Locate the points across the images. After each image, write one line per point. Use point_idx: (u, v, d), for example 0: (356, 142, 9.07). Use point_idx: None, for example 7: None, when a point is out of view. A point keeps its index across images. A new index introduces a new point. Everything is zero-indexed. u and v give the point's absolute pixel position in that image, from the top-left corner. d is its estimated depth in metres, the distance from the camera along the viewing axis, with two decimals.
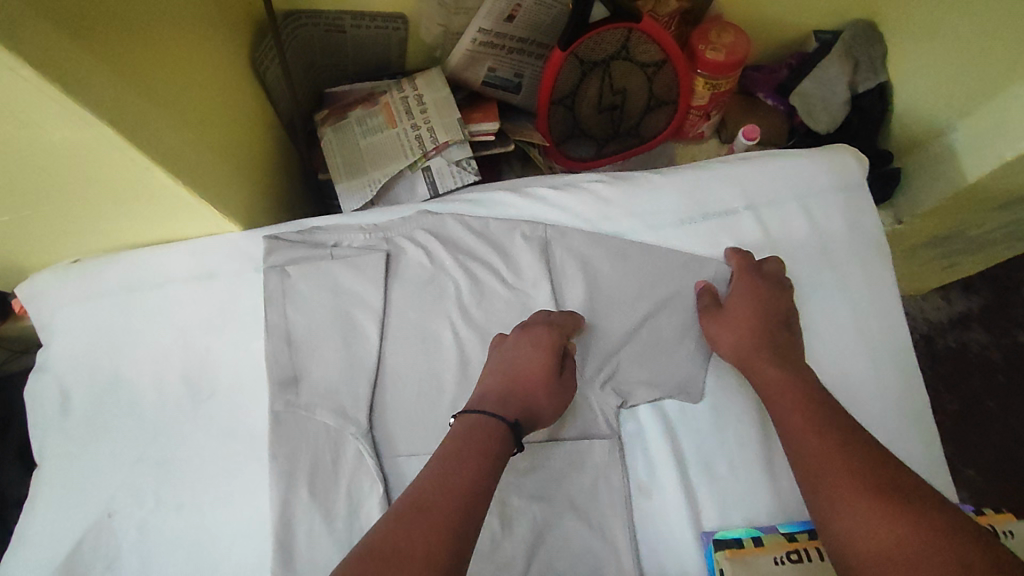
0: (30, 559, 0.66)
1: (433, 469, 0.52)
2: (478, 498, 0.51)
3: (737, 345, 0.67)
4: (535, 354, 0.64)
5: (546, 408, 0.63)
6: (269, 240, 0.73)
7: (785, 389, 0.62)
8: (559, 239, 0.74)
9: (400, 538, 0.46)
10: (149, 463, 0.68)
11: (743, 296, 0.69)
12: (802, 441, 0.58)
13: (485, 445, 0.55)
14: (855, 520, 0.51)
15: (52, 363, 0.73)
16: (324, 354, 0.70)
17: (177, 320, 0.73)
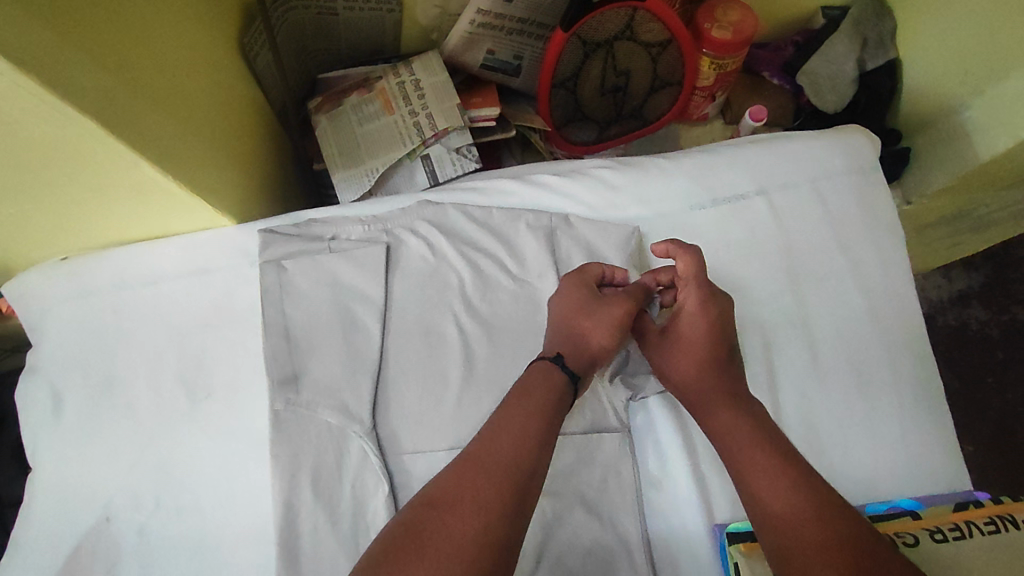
0: (27, 566, 0.64)
1: (490, 422, 0.53)
2: (534, 450, 0.51)
3: (682, 375, 0.63)
4: (572, 291, 0.64)
5: (596, 336, 0.62)
6: (264, 234, 0.71)
7: (744, 431, 0.57)
8: (565, 229, 0.72)
9: (452, 492, 0.47)
10: (146, 466, 0.67)
11: (684, 317, 0.64)
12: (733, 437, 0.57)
13: (535, 383, 0.57)
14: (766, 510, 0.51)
15: (42, 364, 0.70)
16: (324, 351, 0.68)
17: (171, 317, 0.71)
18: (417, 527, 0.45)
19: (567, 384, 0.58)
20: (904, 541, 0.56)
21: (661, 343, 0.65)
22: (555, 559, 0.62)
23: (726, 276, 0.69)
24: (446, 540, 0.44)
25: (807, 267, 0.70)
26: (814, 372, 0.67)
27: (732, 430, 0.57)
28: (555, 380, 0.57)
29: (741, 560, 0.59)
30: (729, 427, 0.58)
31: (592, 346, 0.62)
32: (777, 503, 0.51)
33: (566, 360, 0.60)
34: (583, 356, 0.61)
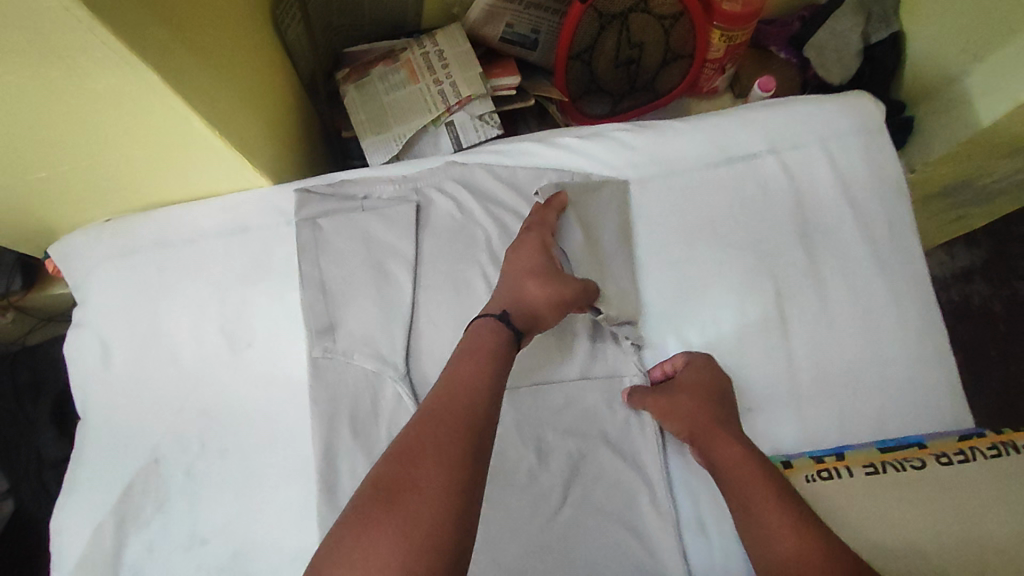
0: (84, 503, 0.69)
1: (442, 381, 0.55)
2: (487, 401, 0.53)
3: (691, 419, 0.63)
4: (523, 250, 0.67)
5: (541, 301, 0.64)
6: (300, 193, 0.74)
7: (755, 476, 0.58)
8: (572, 187, 0.73)
9: (415, 447, 0.49)
10: (191, 411, 0.71)
11: (697, 379, 0.66)
12: (720, 454, 0.61)
13: (481, 333, 0.59)
14: (773, 521, 0.55)
15: (89, 318, 0.74)
16: (358, 303, 0.72)
17: (211, 273, 0.74)
18: (387, 485, 0.47)
19: (510, 334, 0.60)
20: (913, 465, 0.61)
21: (671, 397, 0.65)
22: (581, 493, 0.66)
23: (740, 231, 0.73)
24: (416, 496, 0.46)
25: (817, 222, 0.73)
26: (825, 320, 0.70)
27: (743, 474, 0.59)
28: (501, 336, 0.60)
29: None
30: (740, 468, 0.59)
31: (537, 306, 0.63)
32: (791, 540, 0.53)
33: (512, 317, 0.62)
34: (528, 314, 0.63)
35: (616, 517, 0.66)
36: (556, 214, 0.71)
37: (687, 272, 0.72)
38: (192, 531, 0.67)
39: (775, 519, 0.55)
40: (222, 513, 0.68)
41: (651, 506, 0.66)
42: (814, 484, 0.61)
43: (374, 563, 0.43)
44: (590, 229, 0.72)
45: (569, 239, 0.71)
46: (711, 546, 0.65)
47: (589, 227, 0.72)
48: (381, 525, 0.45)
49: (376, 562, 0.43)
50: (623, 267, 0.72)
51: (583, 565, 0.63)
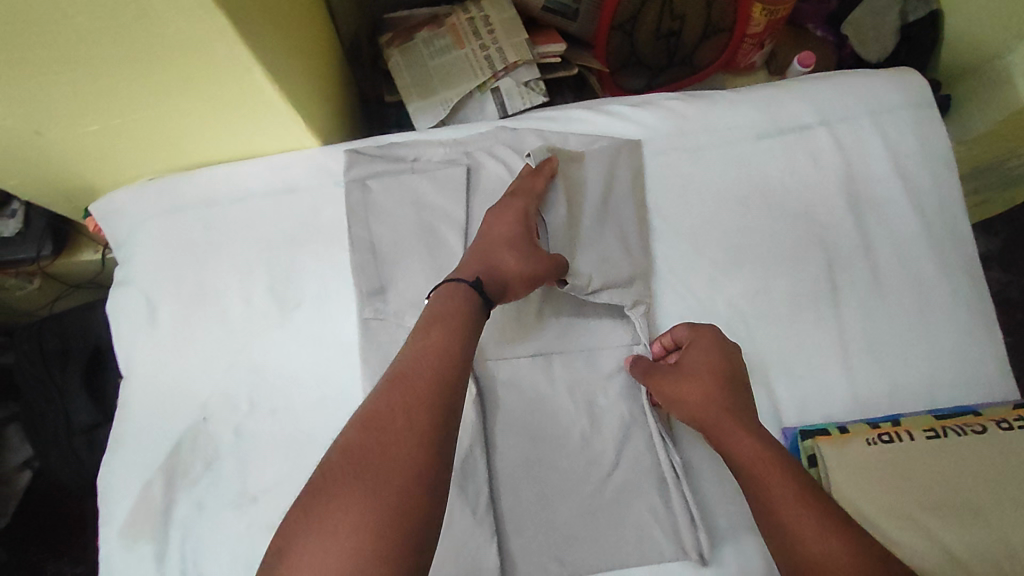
0: (132, 459, 0.69)
1: (413, 349, 0.54)
2: (456, 372, 0.53)
3: (699, 405, 0.61)
4: (501, 220, 0.67)
5: (514, 272, 0.63)
6: (350, 154, 0.74)
7: (763, 462, 0.56)
8: (563, 154, 0.73)
9: (385, 416, 0.48)
10: (240, 370, 0.70)
11: (700, 359, 0.63)
12: (729, 443, 0.59)
13: (454, 298, 0.59)
14: (787, 512, 0.52)
15: (135, 276, 0.74)
16: (408, 265, 0.71)
17: (258, 232, 0.73)
18: (357, 452, 0.46)
19: (482, 301, 0.60)
20: (973, 430, 0.60)
21: (678, 381, 0.63)
22: (631, 458, 0.67)
23: (791, 202, 0.73)
24: (387, 463, 0.46)
25: (869, 194, 0.73)
26: (875, 291, 0.71)
27: (757, 466, 0.56)
28: (472, 303, 0.59)
29: (819, 451, 0.61)
30: (749, 455, 0.57)
31: (509, 276, 0.63)
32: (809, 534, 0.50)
33: (486, 286, 0.61)
34: (500, 281, 0.62)
35: (668, 482, 0.66)
36: (545, 181, 0.70)
37: (738, 242, 0.72)
38: (241, 489, 0.68)
39: (789, 510, 0.52)
40: (272, 472, 0.68)
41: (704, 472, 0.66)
42: (873, 447, 0.60)
43: (345, 530, 0.42)
44: (575, 203, 0.72)
45: (553, 211, 0.71)
46: None
47: (580, 197, 0.72)
48: (350, 492, 0.44)
49: (344, 528, 0.42)
50: (610, 236, 0.71)
51: (633, 528, 0.65)
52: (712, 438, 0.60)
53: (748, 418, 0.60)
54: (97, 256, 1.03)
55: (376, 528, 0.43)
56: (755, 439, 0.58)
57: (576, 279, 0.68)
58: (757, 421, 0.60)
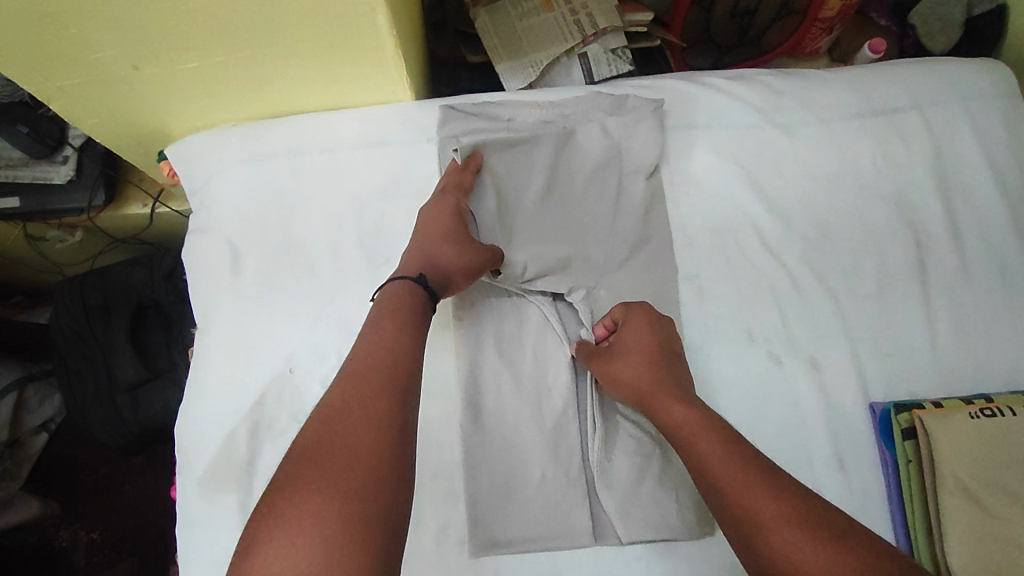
0: (211, 408, 0.67)
1: (362, 344, 0.56)
2: (408, 358, 0.55)
3: (632, 381, 0.62)
4: (442, 210, 0.67)
5: (453, 265, 0.64)
6: (445, 110, 0.73)
7: (702, 431, 0.56)
8: (489, 146, 0.70)
9: (342, 407, 0.50)
10: (328, 322, 0.69)
11: (633, 337, 0.64)
12: (666, 417, 0.59)
13: (394, 293, 0.61)
14: (727, 480, 0.52)
15: (219, 223, 0.72)
16: (505, 225, 0.70)
17: (348, 184, 0.73)
18: (315, 444, 0.48)
19: (426, 295, 0.61)
20: None
21: (613, 360, 0.64)
22: (613, 440, 0.67)
23: (882, 183, 0.74)
24: (346, 447, 0.47)
25: (958, 178, 0.74)
26: (963, 274, 0.71)
27: (694, 437, 0.56)
28: (413, 295, 0.61)
29: (923, 421, 0.62)
30: (687, 426, 0.57)
31: (449, 270, 0.63)
32: (749, 501, 0.50)
33: (429, 281, 0.63)
34: (440, 279, 0.63)
35: (646, 462, 0.65)
36: (472, 177, 0.70)
37: (830, 219, 0.73)
38: None
39: (729, 477, 0.52)
40: None
41: (794, 444, 0.66)
42: (976, 420, 0.61)
43: (309, 512, 0.44)
44: (509, 192, 0.72)
45: (481, 206, 0.70)
46: (850, 482, 0.65)
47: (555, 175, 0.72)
48: (311, 480, 0.46)
49: (309, 511, 0.44)
50: (551, 218, 0.72)
51: (620, 509, 0.64)
52: (649, 414, 0.61)
53: (683, 389, 0.61)
54: (145, 210, 0.99)
55: (342, 509, 0.44)
56: (692, 410, 0.58)
57: (509, 268, 0.67)
58: (695, 394, 0.60)
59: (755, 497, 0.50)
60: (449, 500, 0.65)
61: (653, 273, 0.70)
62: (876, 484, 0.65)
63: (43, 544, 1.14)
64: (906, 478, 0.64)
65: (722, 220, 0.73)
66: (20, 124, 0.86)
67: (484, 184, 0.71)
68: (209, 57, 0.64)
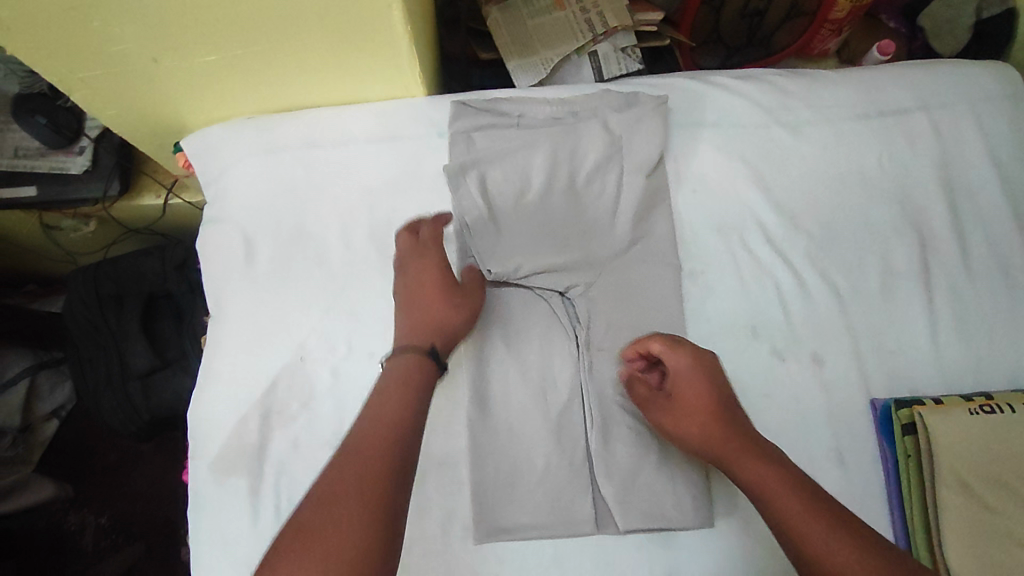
0: (224, 394, 0.69)
1: (383, 415, 0.55)
2: (407, 436, 0.54)
3: (700, 434, 0.60)
4: (436, 271, 0.65)
5: (457, 318, 0.64)
6: (456, 105, 0.74)
7: (780, 485, 0.55)
8: (485, 159, 0.72)
9: (336, 486, 0.49)
10: (338, 313, 0.70)
11: (687, 383, 0.62)
12: (742, 468, 0.57)
13: (410, 375, 0.59)
14: (812, 538, 0.51)
15: (234, 214, 0.74)
16: (512, 220, 0.72)
17: (360, 178, 0.74)
18: (303, 526, 0.47)
19: (436, 368, 0.61)
20: None
21: (675, 410, 0.63)
22: (611, 431, 0.67)
23: (887, 183, 0.74)
24: (336, 534, 0.46)
25: (963, 180, 0.75)
26: (965, 274, 0.72)
27: (773, 490, 0.54)
28: (431, 377, 0.60)
29: (924, 414, 0.63)
30: (764, 478, 0.55)
31: (456, 331, 0.64)
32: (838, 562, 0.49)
33: (441, 351, 0.62)
34: (448, 337, 0.63)
35: (644, 452, 0.67)
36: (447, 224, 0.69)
37: (835, 218, 0.74)
38: (337, 428, 0.68)
39: (817, 534, 0.51)
40: None
41: (795, 439, 0.67)
42: (976, 416, 0.62)
43: None
44: (513, 188, 0.72)
45: (471, 210, 0.71)
46: (850, 476, 0.66)
47: (559, 172, 0.72)
48: (296, 563, 0.45)
49: None
50: (556, 212, 0.72)
51: (619, 499, 0.65)
52: (720, 464, 0.59)
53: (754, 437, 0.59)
54: (159, 201, 1.00)
55: None
56: (767, 462, 0.57)
57: (503, 265, 0.70)
58: (766, 444, 0.58)
59: (846, 558, 0.49)
60: (455, 487, 0.66)
61: (659, 269, 0.71)
62: (876, 478, 0.66)
63: (52, 529, 1.16)
64: (905, 471, 0.65)
65: (727, 217, 0.74)
66: (38, 115, 0.89)
67: (470, 186, 0.71)
68: (228, 51, 0.65)
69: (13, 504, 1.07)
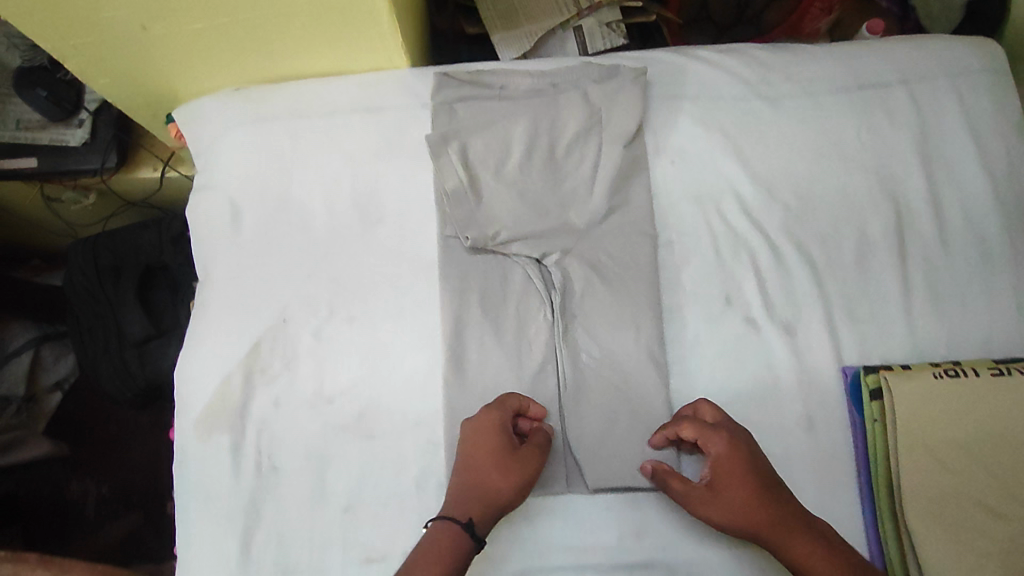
0: (210, 354, 0.71)
1: (430, 575, 0.56)
2: (455, 564, 0.58)
3: (743, 517, 0.60)
4: (485, 441, 0.63)
5: (506, 492, 0.62)
6: (439, 76, 0.76)
7: (833, 570, 0.57)
8: (466, 130, 0.74)
9: None
10: (321, 278, 0.72)
11: (730, 468, 0.61)
12: (792, 547, 0.59)
13: (439, 549, 0.58)
14: None
15: (222, 181, 0.76)
16: (491, 190, 0.73)
17: (344, 147, 0.75)
18: None
19: (472, 540, 0.59)
20: None
21: (714, 497, 0.61)
22: (583, 393, 0.69)
23: (865, 156, 0.75)
24: None
25: (941, 154, 0.75)
26: (940, 246, 0.73)
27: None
28: (461, 549, 0.59)
29: (889, 378, 0.64)
30: (818, 567, 0.58)
31: (500, 512, 0.62)
32: None
33: (477, 525, 0.60)
34: (492, 514, 0.61)
35: (615, 414, 0.69)
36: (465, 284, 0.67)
37: (811, 190, 0.74)
38: (318, 389, 0.70)
39: None
40: (349, 375, 0.70)
41: (764, 405, 0.69)
42: (940, 379, 0.63)
43: None
44: (494, 158, 0.73)
45: (451, 179, 0.72)
46: (818, 441, 0.68)
47: (539, 142, 0.74)
48: None
49: None
50: (536, 181, 0.73)
51: (586, 459, 0.68)
52: (771, 547, 0.60)
53: (801, 517, 0.60)
54: (155, 173, 1.02)
55: None
56: (818, 546, 0.59)
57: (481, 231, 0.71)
58: (815, 522, 0.60)
59: None
60: (431, 446, 0.68)
61: (635, 238, 0.72)
62: (842, 442, 0.68)
63: (55, 496, 1.19)
64: (870, 435, 0.66)
65: (704, 189, 0.75)
66: (39, 88, 0.92)
67: (452, 155, 0.72)
68: (214, 20, 0.67)
69: (11, 458, 1.09)
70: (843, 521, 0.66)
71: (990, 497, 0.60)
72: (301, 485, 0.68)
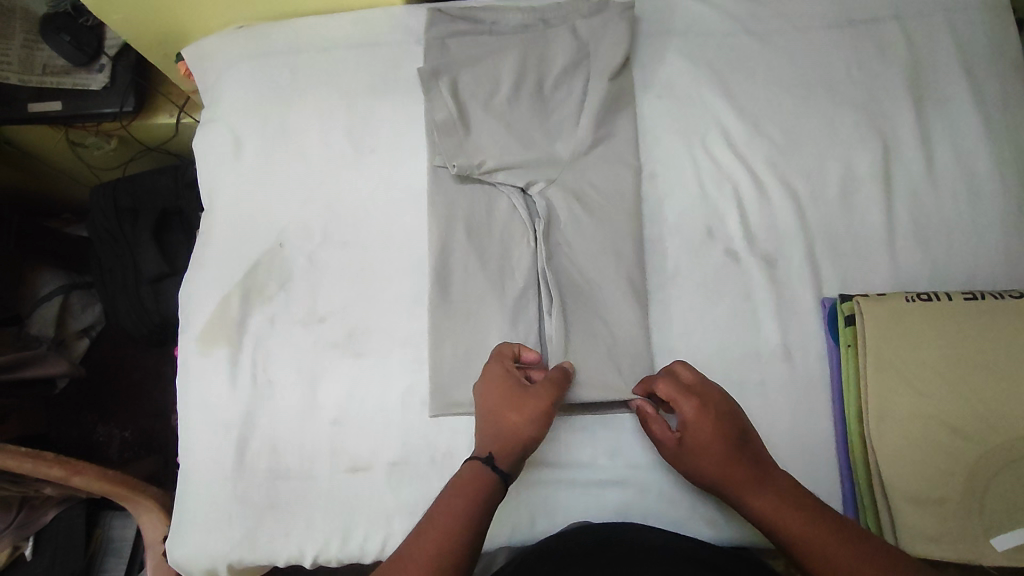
0: (211, 275, 0.75)
1: (455, 505, 0.56)
2: (478, 494, 0.58)
3: (712, 468, 0.60)
4: (495, 380, 0.64)
5: (522, 423, 0.61)
6: (433, 12, 0.78)
7: (794, 510, 0.57)
8: (456, 62, 0.75)
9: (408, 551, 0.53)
10: (317, 204, 0.76)
11: (698, 428, 0.61)
12: (752, 497, 0.59)
13: (465, 482, 0.59)
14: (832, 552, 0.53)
15: (224, 112, 0.79)
16: (479, 120, 0.74)
17: (340, 80, 0.78)
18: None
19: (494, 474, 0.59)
20: (1012, 295, 0.63)
21: (683, 451, 0.62)
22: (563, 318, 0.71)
23: (854, 91, 0.75)
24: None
25: (933, 89, 0.75)
26: (927, 180, 0.73)
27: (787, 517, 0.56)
28: (488, 480, 0.59)
29: (862, 303, 0.65)
30: (778, 509, 0.57)
31: (520, 445, 0.61)
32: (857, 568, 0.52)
33: (500, 460, 0.60)
34: (513, 447, 0.61)
35: (593, 337, 0.69)
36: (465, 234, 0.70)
37: (798, 124, 0.75)
38: (311, 308, 0.74)
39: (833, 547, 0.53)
40: (340, 297, 0.73)
41: (742, 332, 0.70)
42: (912, 303, 0.64)
43: None
44: (483, 88, 0.75)
45: (441, 108, 0.74)
46: (794, 367, 0.69)
47: (528, 74, 0.75)
48: None
49: None
50: (523, 112, 0.75)
51: None
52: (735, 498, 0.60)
53: (760, 467, 0.60)
54: (172, 120, 1.07)
55: None
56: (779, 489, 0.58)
57: (468, 158, 0.72)
58: (774, 471, 0.60)
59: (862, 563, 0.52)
60: (416, 364, 0.71)
61: (618, 168, 0.73)
62: (817, 370, 0.69)
63: (83, 438, 1.26)
64: (844, 361, 0.66)
65: (690, 123, 0.76)
66: (63, 34, 0.97)
67: (441, 86, 0.74)
68: None
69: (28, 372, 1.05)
70: (814, 445, 0.67)
71: (957, 419, 0.60)
72: (292, 398, 0.72)
